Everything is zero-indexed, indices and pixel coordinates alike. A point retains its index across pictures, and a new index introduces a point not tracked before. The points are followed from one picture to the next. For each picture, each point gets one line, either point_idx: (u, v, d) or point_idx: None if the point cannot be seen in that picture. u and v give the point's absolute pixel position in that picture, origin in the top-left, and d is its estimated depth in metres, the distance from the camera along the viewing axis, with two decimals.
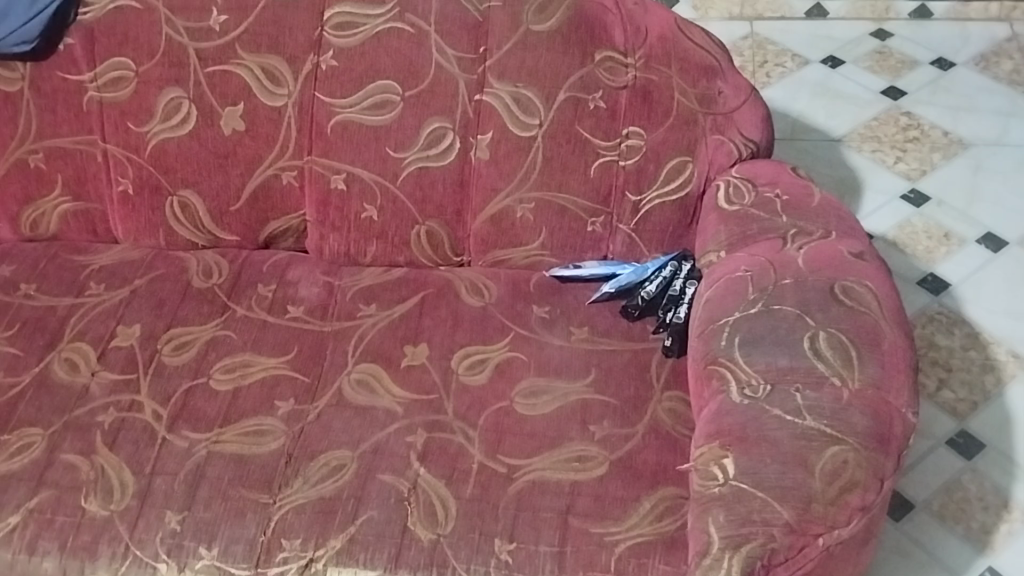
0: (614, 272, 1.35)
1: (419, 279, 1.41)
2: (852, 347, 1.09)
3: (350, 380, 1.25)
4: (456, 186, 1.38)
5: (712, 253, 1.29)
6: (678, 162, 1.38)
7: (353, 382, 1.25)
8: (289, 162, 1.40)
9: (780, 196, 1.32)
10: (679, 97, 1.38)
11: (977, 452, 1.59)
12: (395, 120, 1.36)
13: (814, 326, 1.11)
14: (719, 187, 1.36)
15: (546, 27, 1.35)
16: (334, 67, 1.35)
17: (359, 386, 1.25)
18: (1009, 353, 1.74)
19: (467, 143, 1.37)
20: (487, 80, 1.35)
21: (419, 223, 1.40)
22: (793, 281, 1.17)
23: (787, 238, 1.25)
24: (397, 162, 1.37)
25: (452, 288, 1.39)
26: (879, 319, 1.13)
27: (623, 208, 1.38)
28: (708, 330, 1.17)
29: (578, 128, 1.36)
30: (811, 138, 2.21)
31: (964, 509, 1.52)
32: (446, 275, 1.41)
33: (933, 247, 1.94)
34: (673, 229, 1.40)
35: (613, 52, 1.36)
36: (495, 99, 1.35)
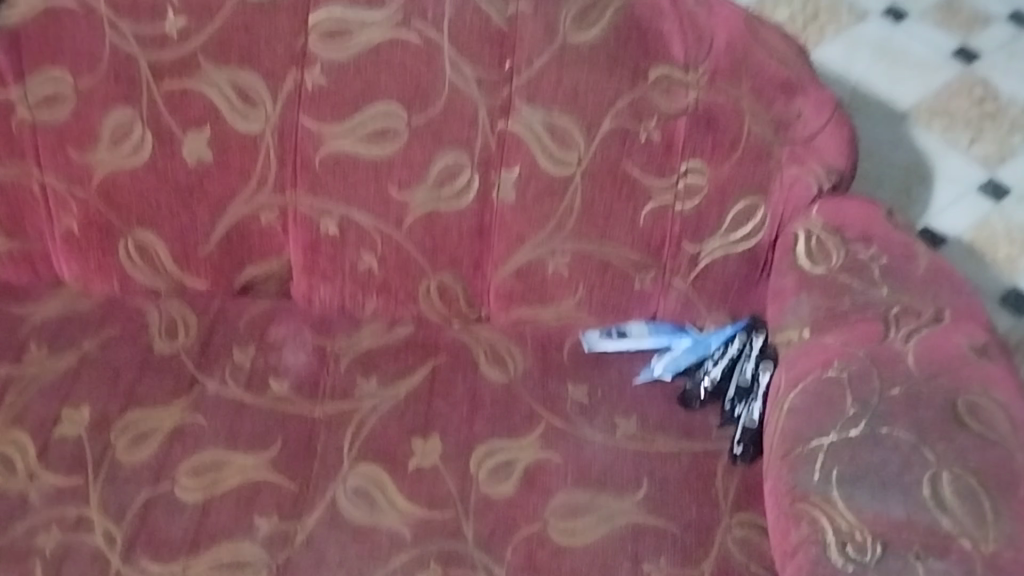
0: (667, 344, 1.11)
1: (429, 341, 1.16)
2: (985, 494, 0.85)
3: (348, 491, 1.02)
4: (473, 233, 1.12)
5: (793, 332, 1.03)
6: (747, 204, 1.11)
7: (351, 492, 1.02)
8: (268, 199, 1.13)
9: (877, 258, 1.06)
10: (750, 123, 1.10)
11: None
12: (399, 153, 1.09)
13: (934, 462, 0.87)
14: (797, 236, 1.10)
15: (587, 39, 1.06)
16: (322, 86, 1.07)
17: (356, 496, 1.02)
18: None
19: (489, 181, 1.10)
20: (514, 105, 1.08)
21: (428, 276, 1.15)
22: (904, 392, 0.93)
23: (889, 321, 1.00)
24: (403, 204, 1.11)
25: (468, 357, 1.14)
26: (1014, 449, 0.89)
27: (678, 262, 1.12)
28: (795, 453, 0.92)
29: (626, 164, 1.09)
30: (873, 111, 1.89)
31: None
32: (460, 337, 1.16)
33: (1016, 254, 1.67)
34: (739, 287, 1.13)
35: (671, 69, 1.08)
36: (524, 130, 1.08)
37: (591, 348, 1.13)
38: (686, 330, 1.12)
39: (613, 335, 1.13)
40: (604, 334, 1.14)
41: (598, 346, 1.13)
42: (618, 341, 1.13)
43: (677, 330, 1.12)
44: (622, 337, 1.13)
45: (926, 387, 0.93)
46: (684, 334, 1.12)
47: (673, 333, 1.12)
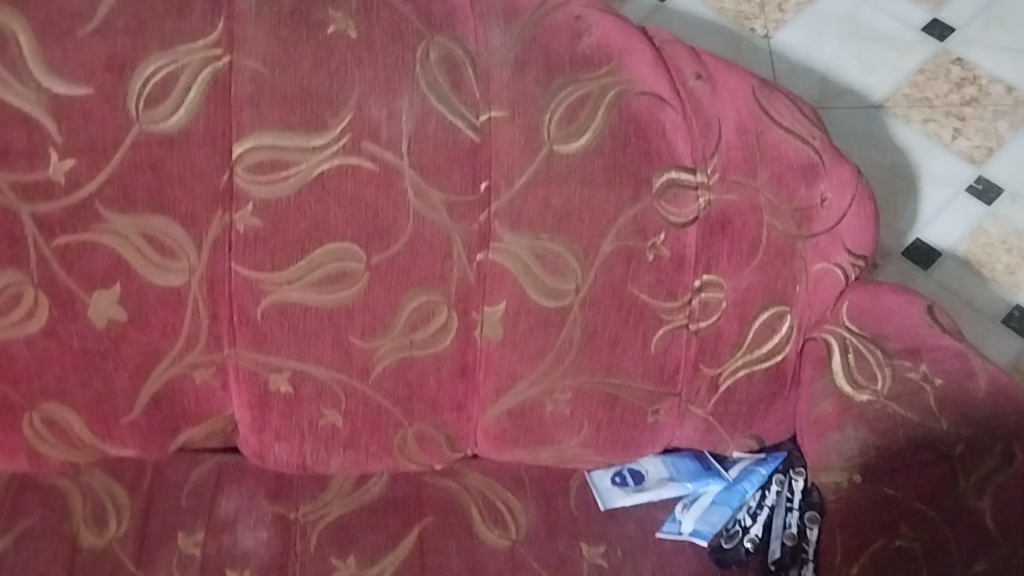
0: (692, 496, 0.98)
1: (410, 498, 0.98)
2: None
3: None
4: (455, 376, 0.93)
5: (840, 474, 0.90)
6: (772, 313, 0.94)
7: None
8: (202, 357, 0.92)
9: (931, 377, 0.91)
10: (771, 220, 0.92)
11: None
12: (358, 298, 0.89)
13: None
14: (829, 346, 0.95)
15: (577, 147, 0.87)
16: (257, 229, 0.86)
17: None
18: None
19: (470, 319, 0.91)
20: (494, 230, 0.88)
21: (404, 425, 0.95)
22: (988, 569, 0.79)
23: (955, 467, 0.85)
24: (368, 353, 0.91)
25: (459, 513, 0.97)
26: None
27: (695, 387, 0.95)
28: None
29: (631, 287, 0.91)
30: (847, 103, 1.72)
31: None
32: (447, 490, 0.99)
33: (1016, 265, 1.56)
34: (766, 407, 0.96)
35: (680, 172, 0.89)
36: (507, 260, 0.89)
37: (607, 504, 0.98)
38: (706, 469, 0.99)
39: (627, 488, 0.99)
40: (616, 484, 0.99)
41: (614, 501, 0.98)
42: (634, 493, 0.99)
43: (695, 468, 1.00)
44: (639, 487, 0.99)
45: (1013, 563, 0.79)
46: (708, 477, 0.99)
47: (696, 477, 0.99)
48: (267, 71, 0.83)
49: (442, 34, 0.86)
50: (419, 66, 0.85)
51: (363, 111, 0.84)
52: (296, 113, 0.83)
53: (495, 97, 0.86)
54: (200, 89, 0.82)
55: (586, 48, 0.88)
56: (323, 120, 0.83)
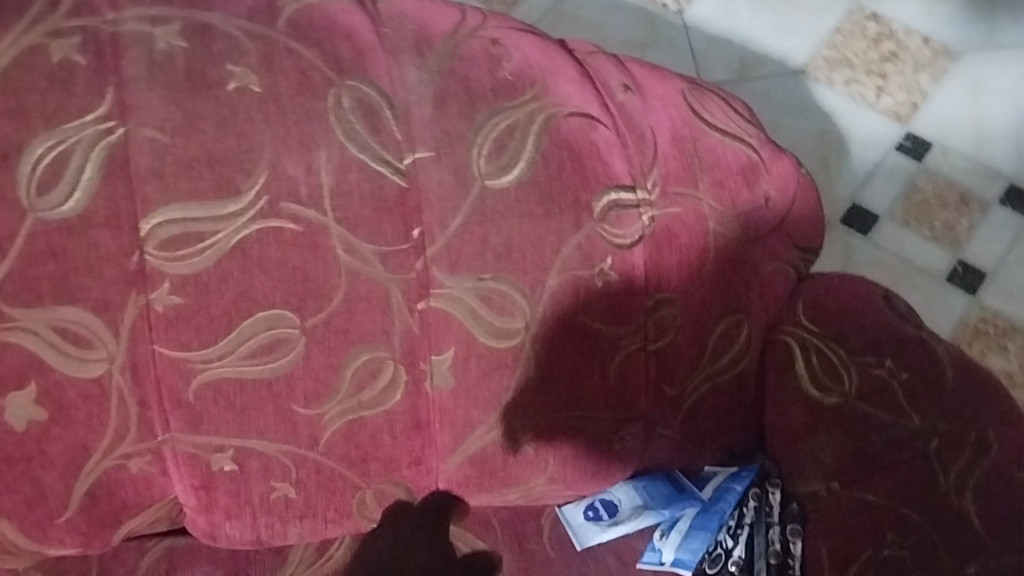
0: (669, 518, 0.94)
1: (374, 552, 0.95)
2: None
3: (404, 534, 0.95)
4: (410, 430, 0.88)
5: (818, 482, 0.88)
6: (728, 323, 0.90)
7: (399, 537, 0.95)
8: (136, 445, 0.84)
9: (897, 372, 0.88)
10: (718, 228, 0.89)
11: None
12: (296, 364, 0.83)
13: None
14: (791, 349, 0.91)
15: (510, 180, 0.82)
16: (178, 307, 0.79)
17: (415, 542, 0.95)
18: None
19: (418, 371, 0.85)
20: (433, 276, 0.82)
21: (361, 487, 0.90)
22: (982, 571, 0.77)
23: (934, 464, 0.83)
24: (314, 420, 0.85)
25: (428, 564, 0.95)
26: None
27: (659, 408, 0.91)
28: None
29: (582, 317, 0.86)
30: (767, 73, 1.67)
31: None
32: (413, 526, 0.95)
33: (953, 220, 1.55)
34: (733, 418, 0.93)
35: (620, 191, 0.85)
36: (451, 306, 0.84)
37: (581, 543, 0.96)
38: (679, 488, 0.96)
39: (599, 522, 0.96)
40: (589, 519, 0.97)
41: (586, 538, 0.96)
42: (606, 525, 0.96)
43: (668, 490, 0.96)
44: (613, 522, 0.96)
45: (1003, 564, 0.77)
46: (683, 496, 0.94)
47: (669, 497, 0.95)
48: (167, 139, 0.76)
49: (352, 77, 0.80)
50: (333, 115, 0.79)
51: (278, 170, 0.78)
52: (205, 180, 0.76)
53: (417, 137, 0.81)
54: (95, 165, 0.75)
55: (507, 74, 0.84)
56: (236, 185, 0.77)
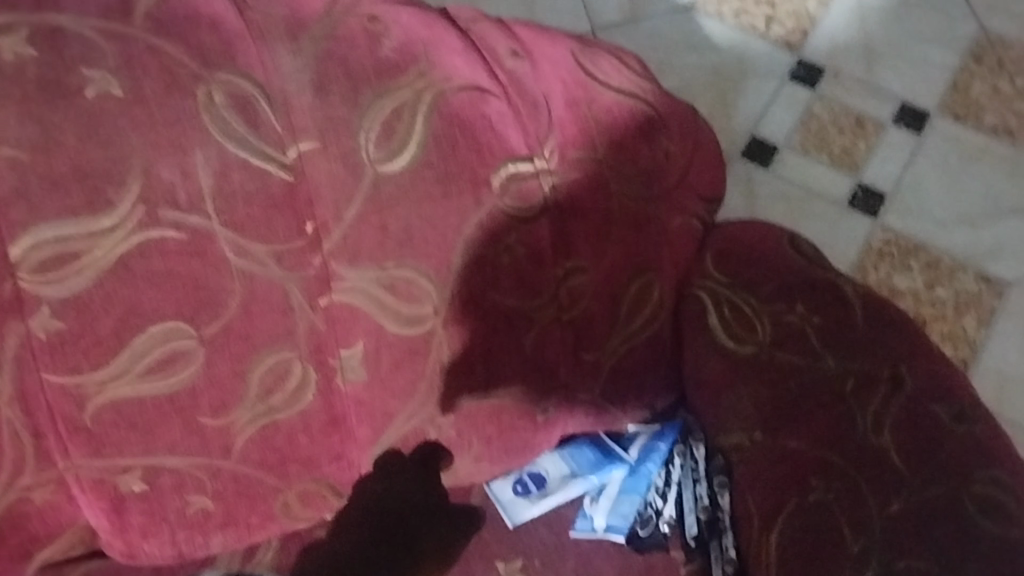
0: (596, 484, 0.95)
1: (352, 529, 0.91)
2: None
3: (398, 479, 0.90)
4: (327, 428, 0.85)
5: (740, 434, 0.87)
6: (639, 283, 0.89)
7: (396, 483, 0.90)
8: (37, 477, 0.80)
9: (808, 317, 0.88)
10: (620, 188, 0.87)
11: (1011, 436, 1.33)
12: (196, 377, 0.79)
13: None
14: (702, 303, 0.91)
15: (401, 163, 0.78)
16: (62, 331, 0.74)
17: (409, 486, 0.90)
18: (980, 279, 1.43)
19: (328, 367, 0.83)
20: (333, 270, 0.79)
21: (283, 490, 0.87)
22: (905, 508, 0.79)
23: (852, 405, 0.84)
24: (224, 431, 0.82)
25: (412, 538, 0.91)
26: None
27: (579, 375, 0.90)
28: None
29: (491, 294, 0.84)
30: (654, 10, 1.59)
31: None
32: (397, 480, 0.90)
33: (850, 145, 1.52)
34: (653, 378, 0.93)
35: (519, 162, 0.82)
36: (355, 298, 0.81)
37: (515, 521, 0.93)
38: (603, 454, 0.96)
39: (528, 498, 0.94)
40: (518, 495, 0.94)
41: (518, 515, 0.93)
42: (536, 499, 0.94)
43: (592, 456, 0.96)
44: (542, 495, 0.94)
45: (924, 499, 0.79)
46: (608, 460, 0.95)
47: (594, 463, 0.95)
48: (28, 157, 0.70)
49: (222, 70, 0.75)
50: (206, 113, 0.74)
51: (152, 177, 0.73)
52: (75, 195, 0.71)
53: (299, 127, 0.76)
54: None
55: (388, 51, 0.80)
56: (107, 198, 0.72)
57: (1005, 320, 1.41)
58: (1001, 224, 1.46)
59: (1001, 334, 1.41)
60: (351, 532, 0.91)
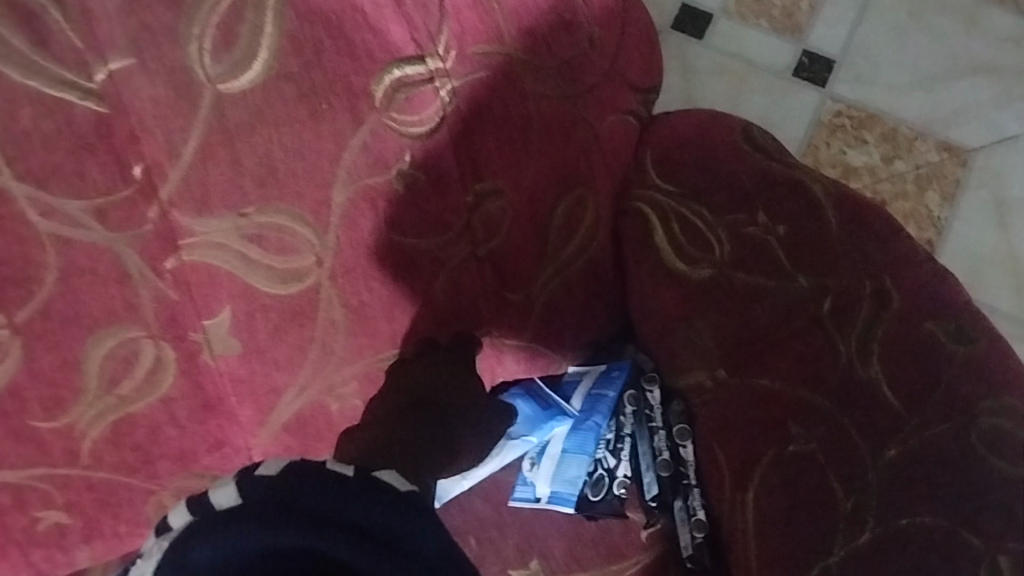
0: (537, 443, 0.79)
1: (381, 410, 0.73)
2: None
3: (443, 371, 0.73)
4: (198, 414, 0.69)
5: (700, 372, 0.73)
6: (568, 202, 0.74)
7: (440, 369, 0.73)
8: None
9: (773, 226, 0.73)
10: (535, 86, 0.70)
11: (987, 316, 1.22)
12: (17, 373, 0.62)
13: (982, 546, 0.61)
14: (645, 219, 0.76)
15: (247, 81, 0.61)
16: None
17: (457, 376, 0.74)
18: (941, 147, 1.29)
19: (188, 343, 0.66)
20: (177, 223, 0.62)
21: (155, 491, 0.71)
22: (903, 454, 0.65)
23: (831, 331, 0.69)
24: (66, 433, 0.65)
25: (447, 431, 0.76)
26: None
27: (506, 318, 0.75)
28: None
29: (389, 234, 0.67)
30: None
31: None
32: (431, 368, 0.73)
33: (791, 6, 1.36)
34: (592, 311, 0.78)
35: (406, 64, 0.65)
36: (212, 254, 0.63)
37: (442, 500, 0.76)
38: (545, 411, 0.79)
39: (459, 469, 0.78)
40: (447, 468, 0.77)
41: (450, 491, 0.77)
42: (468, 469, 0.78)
43: (533, 413, 0.79)
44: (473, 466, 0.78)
45: (926, 440, 0.65)
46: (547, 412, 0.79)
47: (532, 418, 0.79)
48: None
49: None
50: None
51: None
52: None
53: (105, 41, 0.57)
54: None
55: None
56: None
57: (972, 189, 1.28)
58: (959, 83, 1.32)
59: (967, 205, 1.27)
60: (383, 411, 0.73)
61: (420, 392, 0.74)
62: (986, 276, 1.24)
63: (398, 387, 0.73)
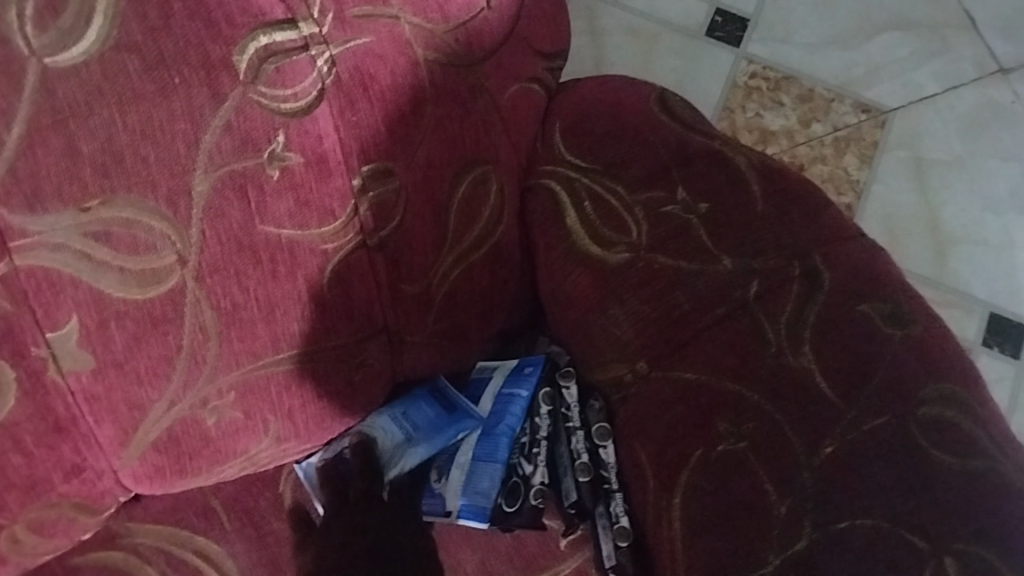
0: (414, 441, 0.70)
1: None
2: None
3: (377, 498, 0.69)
4: (49, 437, 0.59)
5: (619, 366, 0.66)
6: (470, 181, 0.66)
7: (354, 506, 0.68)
8: None
9: (693, 204, 0.67)
10: (430, 53, 0.62)
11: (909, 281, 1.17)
12: None
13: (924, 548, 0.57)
14: (556, 198, 0.69)
15: (74, 54, 0.51)
16: None
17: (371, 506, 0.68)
18: (857, 108, 1.25)
19: (31, 360, 0.56)
20: (4, 222, 0.53)
21: (3, 527, 0.60)
22: (841, 451, 0.59)
23: (758, 318, 0.64)
24: None
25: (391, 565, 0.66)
26: (1005, 461, 0.60)
27: (405, 313, 0.67)
28: None
29: (263, 226, 0.59)
30: None
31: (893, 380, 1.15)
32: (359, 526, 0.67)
33: None
34: (500, 300, 0.72)
35: (275, 30, 0.56)
36: (51, 257, 0.54)
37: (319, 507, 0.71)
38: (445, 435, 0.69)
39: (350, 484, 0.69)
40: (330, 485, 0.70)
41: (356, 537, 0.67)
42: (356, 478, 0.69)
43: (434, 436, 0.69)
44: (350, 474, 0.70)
45: (866, 435, 0.59)
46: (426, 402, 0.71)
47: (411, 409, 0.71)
48: None
49: None
50: None
51: None
52: None
53: None
54: None
55: None
56: None
57: (891, 150, 1.23)
58: (877, 41, 1.28)
59: (887, 166, 1.22)
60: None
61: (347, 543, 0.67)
62: (907, 238, 1.19)
63: (288, 392, 0.65)
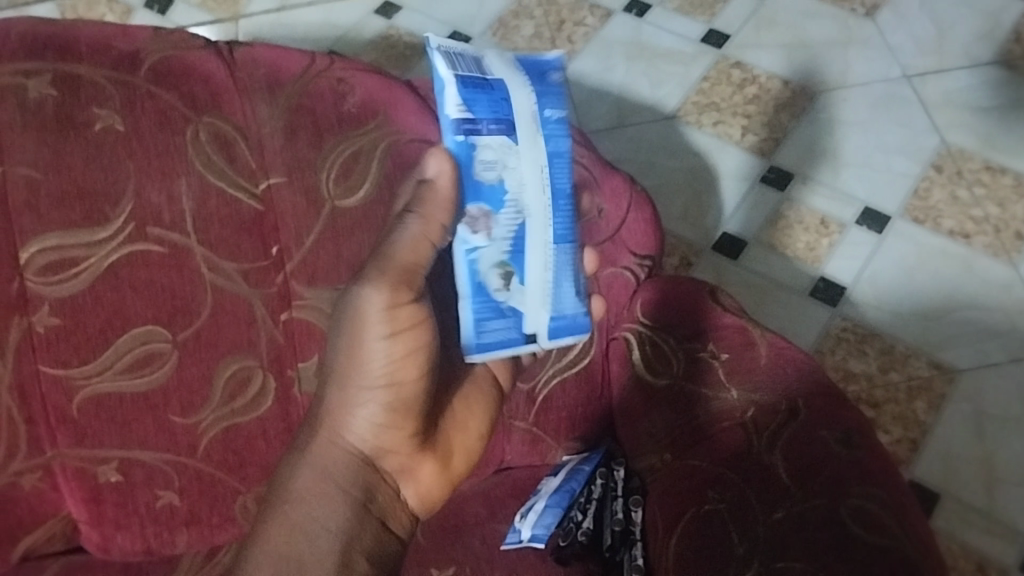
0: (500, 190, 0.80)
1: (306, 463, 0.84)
2: None
3: (344, 344, 0.83)
4: (283, 435, 0.96)
5: (654, 457, 0.98)
6: None
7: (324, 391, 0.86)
8: (27, 463, 0.91)
9: (718, 354, 0.98)
10: None
11: (951, 509, 1.40)
12: (170, 376, 0.91)
13: None
14: (629, 342, 1.03)
15: (356, 199, 0.93)
16: (57, 328, 0.87)
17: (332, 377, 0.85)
18: (932, 366, 1.51)
19: (286, 377, 0.95)
20: (294, 289, 0.93)
21: (241, 491, 0.97)
22: (788, 515, 0.85)
23: (749, 429, 0.92)
24: (191, 428, 0.93)
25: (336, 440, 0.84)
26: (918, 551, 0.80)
27: (514, 402, 1.02)
28: None
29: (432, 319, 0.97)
30: (640, 121, 1.79)
31: (946, 527, 1.39)
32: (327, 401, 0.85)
33: (814, 241, 1.64)
34: (585, 409, 1.04)
35: None
36: (314, 314, 0.94)
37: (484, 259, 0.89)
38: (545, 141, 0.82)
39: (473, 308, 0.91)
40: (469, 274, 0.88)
41: None
42: None
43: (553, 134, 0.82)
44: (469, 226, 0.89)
45: (807, 507, 0.84)
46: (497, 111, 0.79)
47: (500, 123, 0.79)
48: (41, 175, 0.85)
49: (209, 113, 0.89)
50: (191, 148, 0.89)
51: (142, 199, 0.87)
52: (77, 211, 0.86)
53: (270, 165, 0.91)
54: None
55: (352, 106, 0.94)
56: (104, 214, 0.87)
57: (956, 403, 1.48)
58: (955, 316, 1.56)
59: (952, 415, 1.47)
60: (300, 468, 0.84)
61: (321, 429, 0.85)
62: (960, 472, 1.43)
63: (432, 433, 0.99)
